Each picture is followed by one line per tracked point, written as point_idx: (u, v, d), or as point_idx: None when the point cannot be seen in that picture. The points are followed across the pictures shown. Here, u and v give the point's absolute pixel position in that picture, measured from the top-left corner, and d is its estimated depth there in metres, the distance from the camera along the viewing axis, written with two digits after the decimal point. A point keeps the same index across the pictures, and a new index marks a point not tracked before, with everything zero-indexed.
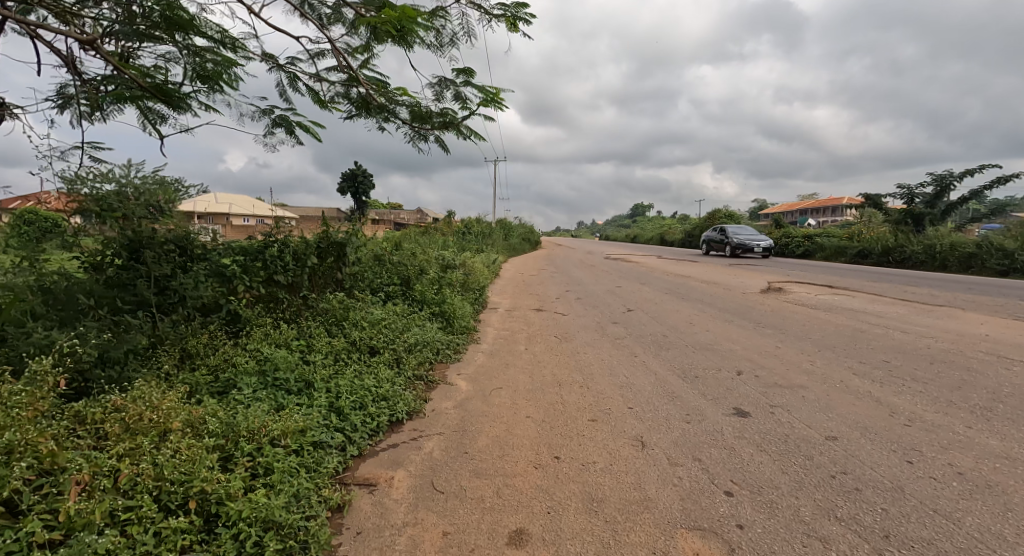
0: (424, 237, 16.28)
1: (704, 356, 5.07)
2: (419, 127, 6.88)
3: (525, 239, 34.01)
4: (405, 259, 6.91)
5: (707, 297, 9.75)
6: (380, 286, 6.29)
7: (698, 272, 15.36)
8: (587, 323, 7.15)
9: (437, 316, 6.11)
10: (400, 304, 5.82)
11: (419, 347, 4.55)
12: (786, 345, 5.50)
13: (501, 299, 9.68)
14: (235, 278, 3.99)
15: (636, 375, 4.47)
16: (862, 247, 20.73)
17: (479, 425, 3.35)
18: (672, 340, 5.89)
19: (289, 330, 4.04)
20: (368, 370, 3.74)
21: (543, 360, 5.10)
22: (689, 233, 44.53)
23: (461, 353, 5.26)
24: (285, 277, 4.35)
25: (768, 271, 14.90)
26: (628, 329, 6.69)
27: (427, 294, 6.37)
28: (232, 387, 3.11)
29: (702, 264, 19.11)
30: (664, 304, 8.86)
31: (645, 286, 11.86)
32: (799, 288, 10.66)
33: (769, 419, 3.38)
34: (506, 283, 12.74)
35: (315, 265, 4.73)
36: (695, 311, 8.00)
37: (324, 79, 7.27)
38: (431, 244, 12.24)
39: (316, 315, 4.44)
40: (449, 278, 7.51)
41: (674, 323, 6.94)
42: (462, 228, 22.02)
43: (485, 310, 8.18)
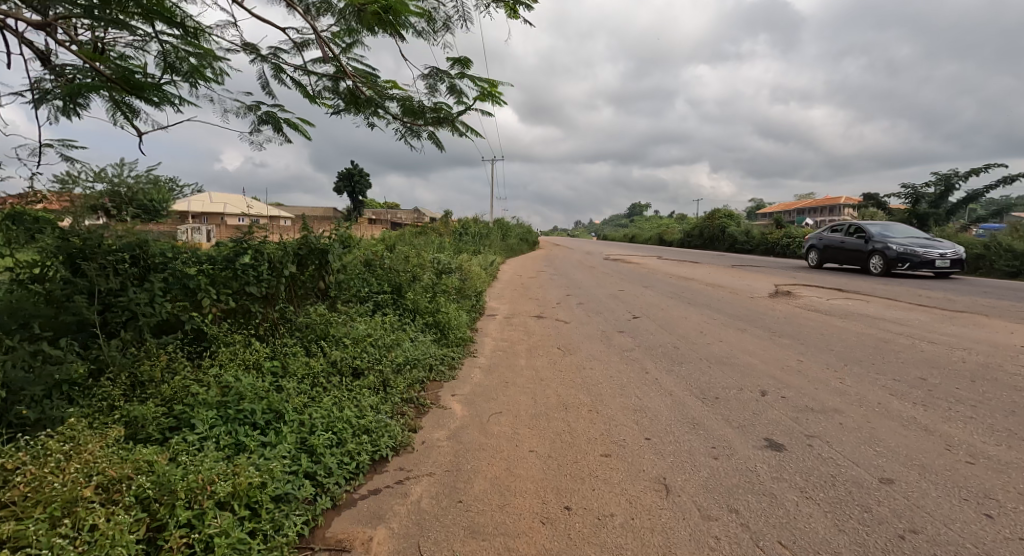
0: (420, 239, 15.85)
1: (721, 373, 4.63)
2: (411, 123, 6.41)
3: (523, 239, 33.53)
4: (397, 264, 6.46)
5: (715, 302, 9.34)
6: (370, 295, 5.83)
7: (701, 275, 14.96)
8: (591, 333, 6.73)
9: (430, 327, 5.68)
10: (390, 315, 5.38)
11: (409, 366, 4.13)
12: (808, 359, 5.07)
13: (499, 305, 9.23)
14: (200, 290, 3.54)
15: (649, 397, 4.04)
16: None
17: (476, 463, 2.91)
18: (684, 353, 5.46)
19: (262, 349, 3.61)
20: (349, 397, 3.31)
21: (546, 377, 4.66)
22: (688, 233, 44.17)
23: (456, 370, 4.83)
24: (259, 289, 3.88)
25: (773, 273, 14.52)
26: (636, 339, 6.24)
27: (420, 303, 5.92)
28: (186, 423, 2.68)
29: (704, 265, 18.73)
30: (670, 310, 8.42)
31: (648, 289, 11.42)
32: (809, 292, 10.25)
33: (809, 454, 2.94)
34: (504, 286, 12.31)
35: (294, 274, 4.26)
36: (704, 319, 7.57)
37: (310, 72, 6.82)
38: (426, 246, 11.77)
39: (294, 330, 4.01)
40: (444, 283, 7.07)
41: (684, 333, 6.51)
42: (459, 228, 21.57)
43: (482, 318, 7.73)
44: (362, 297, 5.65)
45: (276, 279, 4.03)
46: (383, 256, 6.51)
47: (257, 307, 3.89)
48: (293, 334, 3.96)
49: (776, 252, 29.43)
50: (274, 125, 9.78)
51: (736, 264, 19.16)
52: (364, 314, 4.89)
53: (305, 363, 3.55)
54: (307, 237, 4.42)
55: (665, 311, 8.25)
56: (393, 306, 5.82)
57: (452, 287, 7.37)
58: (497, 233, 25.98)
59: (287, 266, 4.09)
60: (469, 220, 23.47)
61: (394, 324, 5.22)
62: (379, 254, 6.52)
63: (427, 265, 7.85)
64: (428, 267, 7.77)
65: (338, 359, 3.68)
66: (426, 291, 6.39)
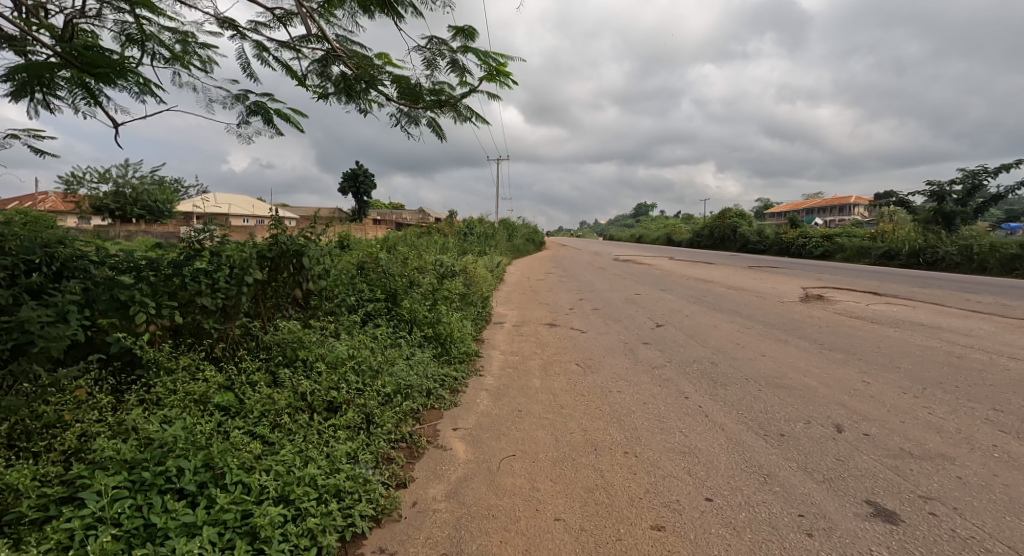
0: (423, 238, 15.14)
1: (778, 400, 3.85)
2: (410, 108, 5.62)
3: (530, 239, 32.90)
4: (391, 267, 5.72)
5: (743, 307, 8.54)
6: (361, 303, 5.10)
7: (720, 277, 14.13)
8: (612, 345, 5.96)
9: (430, 341, 4.94)
10: (382, 329, 4.63)
11: (401, 394, 3.38)
12: (876, 380, 4.29)
13: (507, 311, 8.47)
14: (134, 304, 2.79)
15: (697, 434, 3.27)
16: (888, 248, 19.42)
17: (483, 543, 2.16)
18: (724, 371, 4.68)
19: (213, 378, 2.88)
20: (318, 444, 2.56)
21: (567, 404, 3.90)
22: (697, 233, 43.27)
23: (458, 396, 4.09)
24: (213, 301, 3.11)
25: (797, 274, 13.68)
26: (665, 354, 5.47)
27: (419, 312, 5.18)
28: (83, 493, 1.95)
29: (719, 266, 17.89)
30: (695, 317, 7.64)
31: (666, 293, 10.63)
32: (843, 296, 9.42)
33: (940, 529, 2.16)
34: (512, 289, 11.56)
35: (263, 280, 3.49)
36: (737, 328, 6.77)
37: (295, 51, 6.07)
38: (428, 247, 11.02)
39: (260, 351, 3.28)
40: (447, 289, 6.30)
41: (718, 345, 5.73)
42: (464, 228, 20.85)
43: (488, 327, 6.97)
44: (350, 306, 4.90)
45: (239, 291, 3.26)
46: (376, 258, 5.79)
47: (213, 323, 3.15)
48: (257, 357, 3.23)
49: (790, 252, 28.52)
50: (265, 116, 9.07)
51: (753, 265, 18.30)
52: (350, 329, 4.15)
53: (267, 395, 2.82)
54: (277, 236, 3.63)
55: (691, 319, 7.47)
56: (387, 317, 5.07)
57: (456, 293, 6.62)
58: (502, 233, 25.24)
59: (252, 271, 3.32)
60: (474, 220, 22.73)
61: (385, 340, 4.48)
62: (372, 257, 5.79)
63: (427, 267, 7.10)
64: (429, 271, 7.02)
65: (310, 388, 2.94)
66: (425, 298, 5.64)
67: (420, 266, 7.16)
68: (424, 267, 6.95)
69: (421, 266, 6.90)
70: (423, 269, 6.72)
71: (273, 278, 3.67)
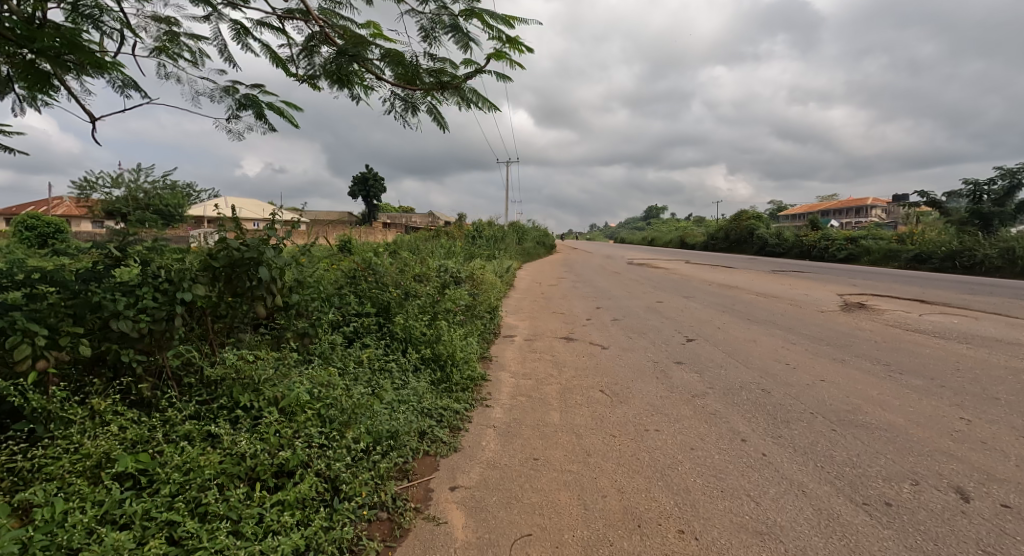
0: (430, 242, 14.46)
1: (863, 444, 3.03)
2: (408, 90, 4.88)
3: (540, 242, 32.24)
4: (385, 277, 4.99)
5: (780, 318, 7.70)
6: (348, 319, 4.37)
7: (745, 282, 13.26)
8: (639, 365, 5.17)
9: (427, 364, 4.19)
10: (370, 352, 3.88)
11: (382, 445, 2.63)
12: (978, 416, 3.44)
13: (518, 323, 7.70)
14: (17, 336, 2.11)
15: (772, 501, 2.47)
16: (919, 251, 18.37)
17: None
18: (782, 401, 3.86)
19: (124, 435, 2.17)
20: (250, 539, 1.82)
21: (594, 451, 3.12)
22: (713, 235, 42.22)
23: (459, 437, 3.33)
24: (132, 327, 2.38)
25: (829, 280, 12.75)
26: (705, 377, 4.65)
27: (415, 329, 4.42)
28: None
29: (741, 271, 16.99)
30: (729, 330, 6.81)
31: (690, 302, 9.79)
32: (889, 305, 8.52)
33: None
34: (523, 296, 10.80)
35: (207, 299, 2.76)
36: (779, 343, 5.94)
37: (280, 31, 5.37)
38: (434, 252, 10.29)
39: (201, 392, 2.56)
40: (451, 301, 5.57)
41: (764, 366, 4.90)
42: (473, 231, 20.15)
43: (497, 343, 6.20)
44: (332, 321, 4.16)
45: (170, 314, 2.53)
46: (368, 267, 5.07)
47: (135, 356, 2.44)
48: (196, 399, 2.51)
49: (812, 255, 27.48)
50: (258, 112, 8.43)
51: (776, 270, 17.39)
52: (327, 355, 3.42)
53: (192, 459, 2.08)
54: (224, 240, 2.86)
55: (725, 333, 6.64)
56: (380, 335, 4.33)
57: (462, 306, 5.87)
58: (512, 236, 24.49)
59: (190, 288, 2.58)
60: (483, 223, 22.03)
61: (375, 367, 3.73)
62: (363, 265, 5.08)
63: (430, 275, 6.36)
64: (432, 279, 6.29)
65: (257, 445, 2.19)
66: (425, 311, 4.89)
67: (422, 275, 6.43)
68: (425, 275, 6.22)
69: (422, 274, 6.18)
70: (422, 279, 5.99)
71: (226, 295, 2.92)
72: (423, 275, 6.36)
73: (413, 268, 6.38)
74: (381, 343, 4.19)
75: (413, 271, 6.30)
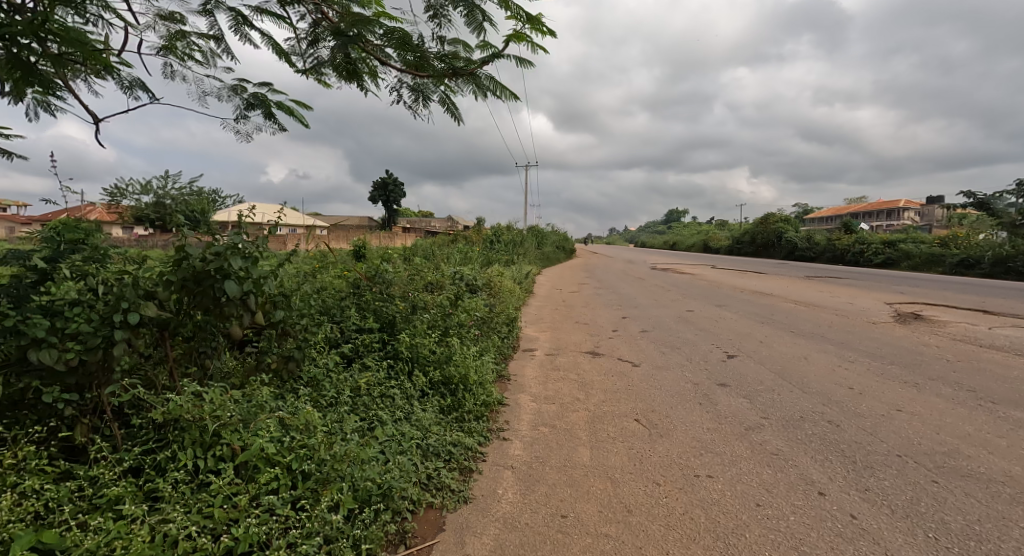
0: (447, 247, 13.97)
1: (982, 506, 2.40)
2: (418, 76, 4.38)
3: (560, 247, 31.63)
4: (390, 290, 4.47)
5: (828, 330, 7.01)
6: (347, 335, 3.86)
7: (780, 290, 12.51)
8: (677, 388, 4.56)
9: (435, 390, 3.67)
10: (369, 376, 3.37)
11: (373, 507, 2.10)
12: None
13: (539, 335, 7.14)
14: None
15: None
16: (965, 256, 17.32)
17: None
18: (858, 438, 3.22)
19: (26, 507, 1.67)
20: None
21: (637, 508, 2.54)
22: (739, 238, 41.06)
23: (470, 484, 2.79)
24: (56, 359, 1.89)
25: (873, 288, 11.93)
26: (756, 405, 4.02)
27: (423, 348, 3.90)
28: None
29: (774, 278, 16.17)
30: (774, 345, 6.15)
31: (724, 311, 9.11)
32: (949, 315, 7.76)
33: None
34: (544, 304, 10.22)
35: (163, 320, 2.27)
36: (835, 362, 5.28)
37: (281, 19, 4.91)
38: (449, 258, 9.78)
39: (148, 438, 2.06)
40: (466, 315, 5.03)
41: (824, 391, 4.25)
42: (492, 236, 19.66)
43: (516, 358, 5.64)
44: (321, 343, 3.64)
45: (107, 340, 2.01)
46: (370, 278, 4.57)
47: (62, 396, 1.94)
48: (139, 447, 2.01)
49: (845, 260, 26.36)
50: (266, 112, 7.99)
51: (811, 276, 16.54)
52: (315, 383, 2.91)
53: (110, 544, 1.58)
54: (184, 247, 2.34)
55: (769, 349, 5.98)
56: (381, 355, 3.79)
57: (478, 320, 5.34)
58: (532, 241, 23.96)
59: (137, 308, 2.08)
60: (503, 227, 21.53)
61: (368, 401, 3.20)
62: (364, 277, 4.58)
63: (440, 288, 5.83)
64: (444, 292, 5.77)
65: (199, 521, 1.70)
66: (435, 326, 4.34)
67: (430, 288, 5.92)
68: (434, 288, 5.70)
69: (431, 287, 5.65)
70: (434, 290, 5.48)
71: (190, 315, 2.42)
72: (431, 288, 5.85)
73: (422, 279, 5.87)
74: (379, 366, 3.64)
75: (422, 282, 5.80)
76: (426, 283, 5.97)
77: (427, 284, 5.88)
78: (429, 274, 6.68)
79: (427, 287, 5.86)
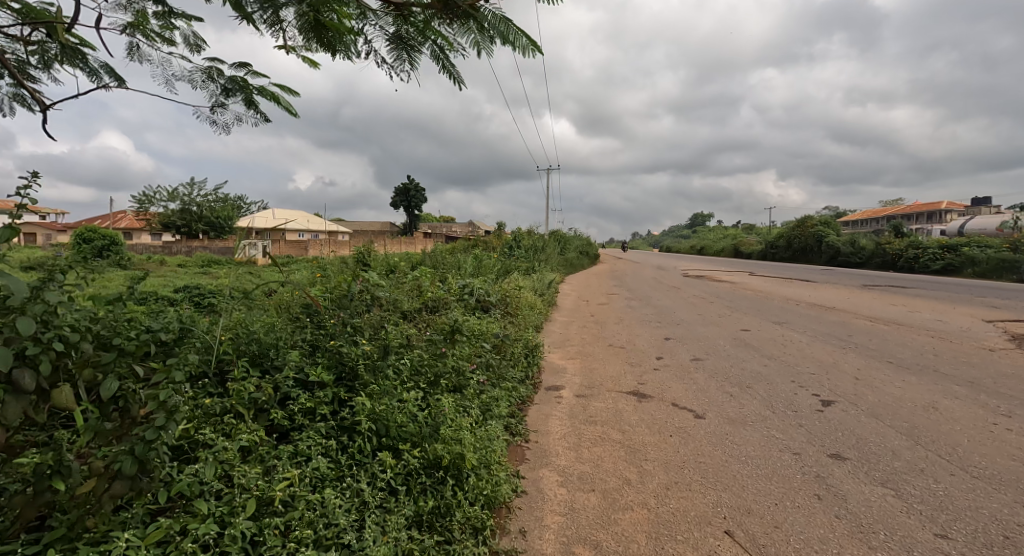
0: (464, 255, 12.69)
1: None
2: (395, 13, 2.93)
3: (584, 252, 30.19)
4: (355, 323, 3.13)
5: (940, 365, 5.58)
6: (283, 391, 2.50)
7: (844, 306, 10.99)
8: (772, 462, 3.18)
9: (411, 485, 2.34)
10: (294, 476, 2.03)
11: None
12: None
13: (567, 365, 5.78)
14: None
15: None
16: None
17: None
18: None
19: None
20: None
21: None
22: (772, 243, 38.99)
23: None
24: None
25: (956, 306, 10.38)
26: (912, 504, 2.63)
27: (395, 412, 2.53)
28: None
29: (828, 290, 14.64)
30: (879, 387, 4.73)
31: (788, 332, 7.67)
32: None
33: None
34: (569, 320, 8.87)
35: None
36: (984, 418, 3.87)
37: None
38: (459, 268, 8.47)
39: None
40: (469, 353, 3.65)
41: (1008, 477, 2.86)
42: (512, 242, 18.35)
43: (537, 404, 4.29)
44: (228, 414, 2.28)
45: None
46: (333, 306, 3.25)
47: None
48: None
49: None
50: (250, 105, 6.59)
51: (868, 287, 15.09)
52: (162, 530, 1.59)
53: None
54: None
55: (875, 393, 4.53)
56: (330, 425, 2.42)
57: (485, 358, 3.98)
58: (554, 247, 22.71)
59: None
60: (524, 233, 20.19)
61: (284, 526, 1.87)
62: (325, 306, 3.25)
63: (438, 318, 4.47)
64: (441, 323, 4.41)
65: None
66: (419, 373, 2.96)
67: (424, 316, 4.60)
68: (430, 318, 4.35)
69: (427, 320, 4.31)
70: (429, 320, 4.11)
71: None
72: (427, 319, 4.51)
73: (414, 305, 4.53)
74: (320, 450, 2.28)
75: (410, 313, 4.45)
76: (417, 310, 4.64)
77: (418, 315, 4.55)
78: (425, 294, 5.36)
79: (419, 317, 4.51)
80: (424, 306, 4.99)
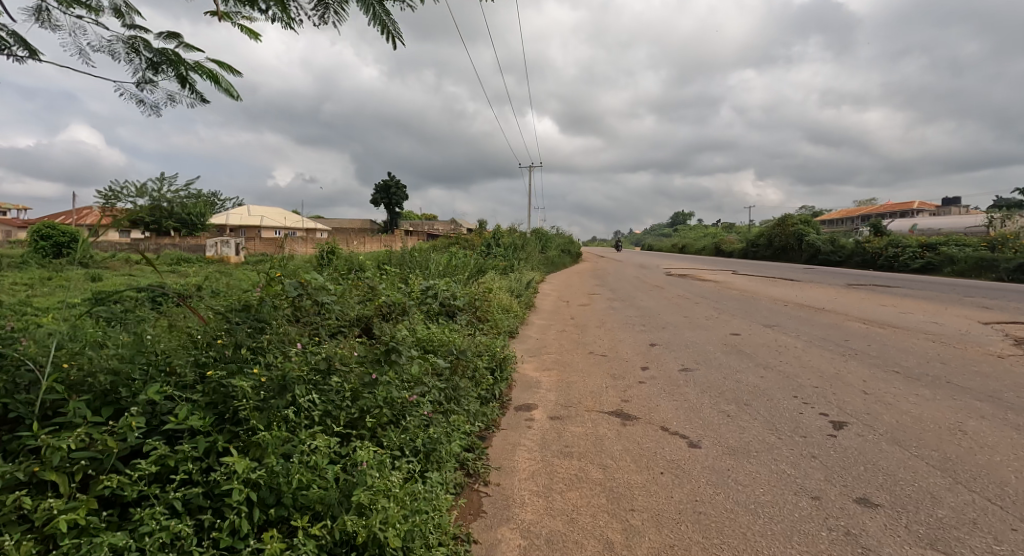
0: (438, 254, 11.94)
1: None
2: None
3: (566, 250, 29.61)
4: (257, 344, 2.42)
5: (953, 375, 5.06)
6: (127, 445, 1.76)
7: (834, 306, 10.55)
8: (789, 510, 2.57)
9: None
10: None
11: None
12: None
13: (541, 379, 5.12)
14: None
15: None
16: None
17: None
18: None
19: None
20: None
21: None
22: (753, 241, 38.89)
23: None
24: None
25: (949, 306, 10.01)
26: None
27: (287, 477, 1.81)
28: None
29: (814, 289, 14.27)
30: (894, 403, 4.18)
31: (781, 337, 7.14)
32: None
33: None
34: (548, 325, 8.21)
35: None
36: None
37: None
38: (427, 267, 7.74)
39: None
40: (411, 378, 2.97)
41: None
42: (490, 239, 17.64)
43: (503, 432, 3.62)
44: (23, 490, 1.55)
45: None
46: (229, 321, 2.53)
47: None
48: None
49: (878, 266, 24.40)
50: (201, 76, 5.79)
51: (854, 286, 14.79)
52: None
53: None
54: None
55: (892, 411, 3.96)
56: (188, 496, 1.70)
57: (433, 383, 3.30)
58: (535, 245, 22.10)
59: None
60: (502, 231, 19.49)
61: None
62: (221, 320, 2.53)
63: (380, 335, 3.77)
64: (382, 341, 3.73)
65: None
66: (334, 411, 2.26)
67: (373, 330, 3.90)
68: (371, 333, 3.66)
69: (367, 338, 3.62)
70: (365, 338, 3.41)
71: None
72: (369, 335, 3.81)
73: (350, 318, 3.85)
74: (164, 542, 1.57)
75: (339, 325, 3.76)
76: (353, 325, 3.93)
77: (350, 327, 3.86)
78: (371, 302, 4.62)
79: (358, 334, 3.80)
80: (367, 321, 4.30)
